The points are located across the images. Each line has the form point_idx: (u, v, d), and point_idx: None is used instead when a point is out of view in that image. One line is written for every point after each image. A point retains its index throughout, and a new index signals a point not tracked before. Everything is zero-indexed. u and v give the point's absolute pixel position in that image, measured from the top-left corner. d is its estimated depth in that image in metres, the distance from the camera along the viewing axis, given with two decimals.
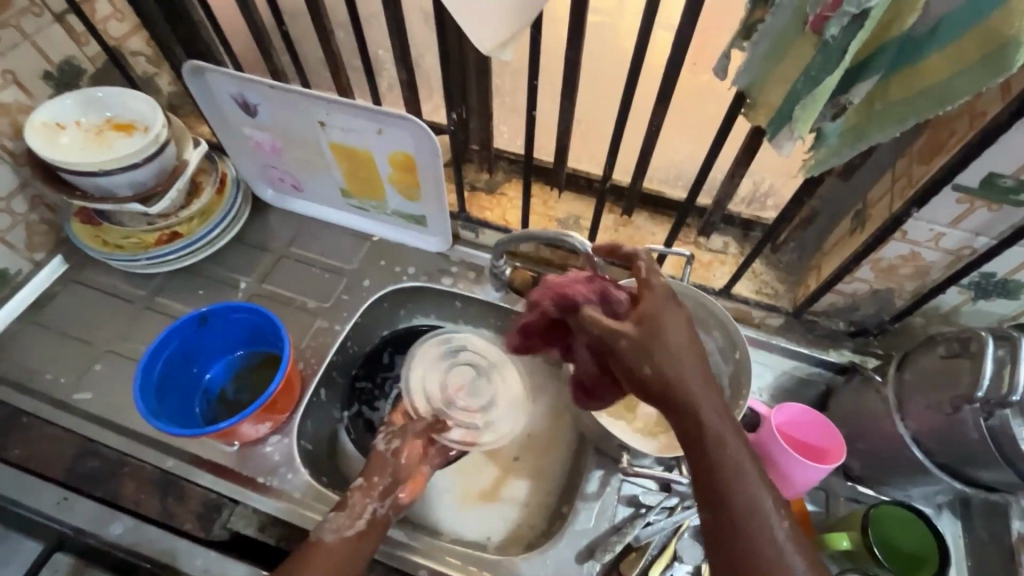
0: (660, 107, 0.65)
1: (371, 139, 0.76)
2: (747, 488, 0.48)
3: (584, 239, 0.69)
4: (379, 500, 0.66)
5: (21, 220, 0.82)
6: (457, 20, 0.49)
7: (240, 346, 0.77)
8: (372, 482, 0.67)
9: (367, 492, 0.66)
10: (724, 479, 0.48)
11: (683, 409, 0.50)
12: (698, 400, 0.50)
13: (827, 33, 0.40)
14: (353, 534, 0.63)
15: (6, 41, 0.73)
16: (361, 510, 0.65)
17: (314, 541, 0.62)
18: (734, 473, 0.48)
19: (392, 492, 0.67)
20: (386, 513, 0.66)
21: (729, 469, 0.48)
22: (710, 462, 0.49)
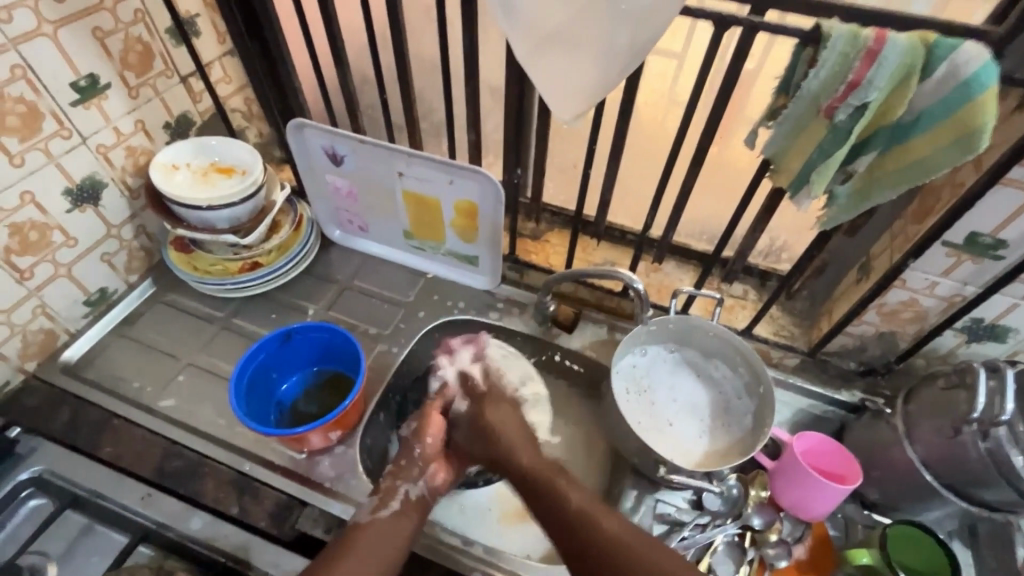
0: (693, 170, 0.78)
1: (441, 188, 0.89)
2: (605, 526, 0.66)
3: (633, 275, 0.79)
4: (410, 482, 0.73)
5: (126, 245, 0.93)
6: (544, 98, 0.62)
7: (314, 363, 0.86)
8: (401, 465, 0.75)
9: (399, 474, 0.74)
10: (584, 517, 0.67)
11: (539, 498, 0.70)
12: (555, 487, 0.69)
13: (836, 117, 0.53)
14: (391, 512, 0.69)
15: (144, 96, 0.87)
16: (393, 493, 0.71)
17: (355, 525, 0.68)
18: (584, 505, 0.68)
19: (426, 473, 0.74)
20: (423, 494, 0.73)
21: (586, 510, 0.67)
22: (554, 504, 0.68)
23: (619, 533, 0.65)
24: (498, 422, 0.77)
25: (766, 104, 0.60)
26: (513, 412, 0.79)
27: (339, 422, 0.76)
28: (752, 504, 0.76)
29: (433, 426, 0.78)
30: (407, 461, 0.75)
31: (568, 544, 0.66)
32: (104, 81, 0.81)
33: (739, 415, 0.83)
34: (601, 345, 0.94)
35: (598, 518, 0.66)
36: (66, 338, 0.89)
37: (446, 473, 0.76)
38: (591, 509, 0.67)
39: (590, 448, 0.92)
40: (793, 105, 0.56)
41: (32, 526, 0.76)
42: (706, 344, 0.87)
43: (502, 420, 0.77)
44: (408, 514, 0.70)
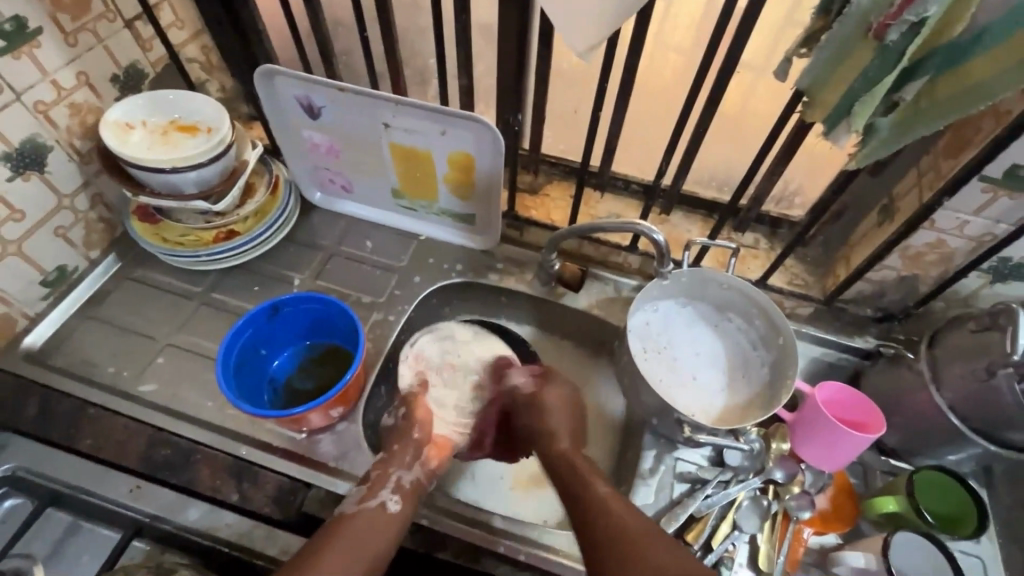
0: (710, 110, 0.72)
1: (433, 140, 0.81)
2: (623, 518, 0.59)
3: (651, 225, 0.74)
4: (404, 468, 0.69)
5: (82, 218, 0.83)
6: (555, 26, 0.55)
7: (306, 336, 0.80)
8: (395, 451, 0.70)
9: (392, 461, 0.69)
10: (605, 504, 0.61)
11: (568, 486, 0.66)
12: (586, 479, 0.65)
13: (888, 38, 0.47)
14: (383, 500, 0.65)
15: (84, 44, 0.76)
16: (384, 480, 0.67)
17: (338, 516, 0.63)
18: (609, 496, 0.62)
19: (419, 458, 0.70)
20: (419, 479, 0.69)
21: (603, 500, 0.62)
22: (580, 495, 0.63)
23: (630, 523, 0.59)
24: (553, 404, 0.74)
25: (803, 28, 0.53)
26: (572, 405, 0.75)
27: (341, 399, 0.71)
28: (773, 458, 0.74)
29: (421, 413, 0.73)
30: (398, 449, 0.70)
31: (582, 528, 0.61)
32: (33, 25, 0.69)
33: (756, 368, 0.80)
34: (609, 303, 0.89)
35: (617, 507, 0.61)
36: (25, 323, 0.80)
37: (441, 458, 0.72)
38: (612, 496, 0.62)
39: (602, 409, 0.90)
40: (837, 25, 0.49)
41: (12, 527, 0.70)
42: (721, 297, 0.83)
43: (552, 400, 0.74)
44: (389, 512, 0.64)
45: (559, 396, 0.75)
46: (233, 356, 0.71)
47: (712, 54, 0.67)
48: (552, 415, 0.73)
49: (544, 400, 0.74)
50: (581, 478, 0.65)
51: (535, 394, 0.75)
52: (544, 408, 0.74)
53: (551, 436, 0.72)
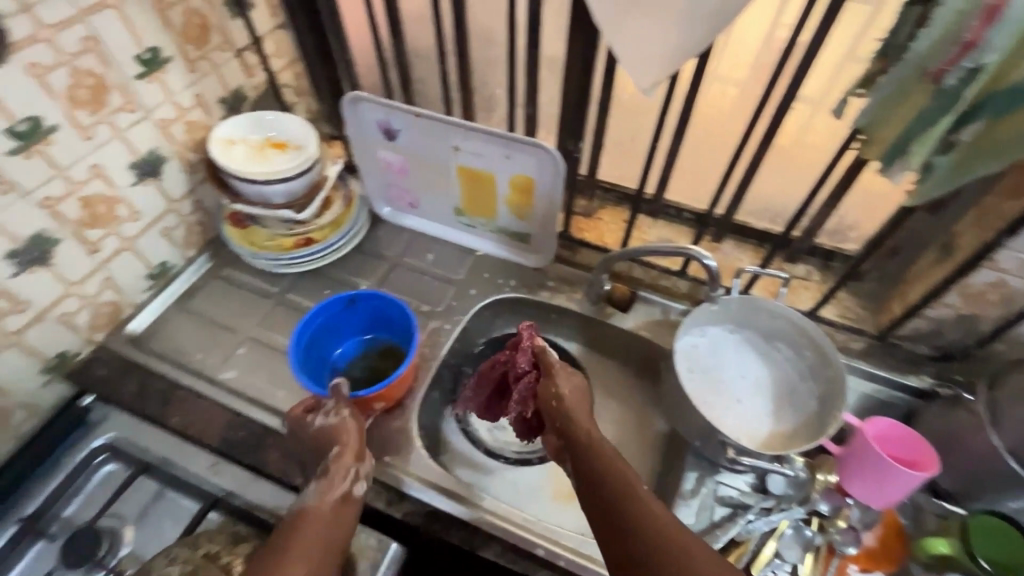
0: (765, 143, 0.75)
1: (498, 163, 0.87)
2: (648, 506, 0.60)
3: (703, 251, 0.77)
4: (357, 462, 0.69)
5: (185, 220, 0.94)
6: (622, 64, 0.59)
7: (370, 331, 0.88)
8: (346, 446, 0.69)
9: (344, 456, 0.69)
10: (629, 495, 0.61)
11: (591, 474, 0.65)
12: (612, 466, 0.65)
13: (945, 82, 0.49)
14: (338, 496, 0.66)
15: (202, 71, 0.87)
16: (343, 475, 0.68)
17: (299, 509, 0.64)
18: (634, 484, 0.62)
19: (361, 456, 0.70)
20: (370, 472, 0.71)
21: (624, 486, 0.62)
22: (608, 487, 0.63)
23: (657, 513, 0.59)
24: (573, 393, 0.75)
25: (860, 70, 0.56)
26: (586, 396, 0.75)
27: (396, 391, 0.77)
28: (819, 490, 0.74)
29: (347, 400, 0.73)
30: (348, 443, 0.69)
31: (608, 518, 0.61)
32: (165, 54, 0.81)
33: (803, 399, 0.81)
34: (656, 325, 0.92)
35: (645, 498, 0.61)
36: (130, 311, 0.91)
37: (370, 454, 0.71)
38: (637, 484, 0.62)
39: (644, 428, 0.92)
40: (894, 70, 0.52)
41: (107, 490, 0.78)
42: (770, 326, 0.84)
43: (569, 391, 0.75)
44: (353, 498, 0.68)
45: (572, 383, 0.76)
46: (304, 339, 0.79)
47: (769, 91, 0.71)
48: (579, 405, 0.73)
49: (568, 390, 0.74)
50: (610, 466, 0.65)
51: (551, 384, 0.75)
52: (561, 402, 0.73)
53: (570, 417, 0.72)
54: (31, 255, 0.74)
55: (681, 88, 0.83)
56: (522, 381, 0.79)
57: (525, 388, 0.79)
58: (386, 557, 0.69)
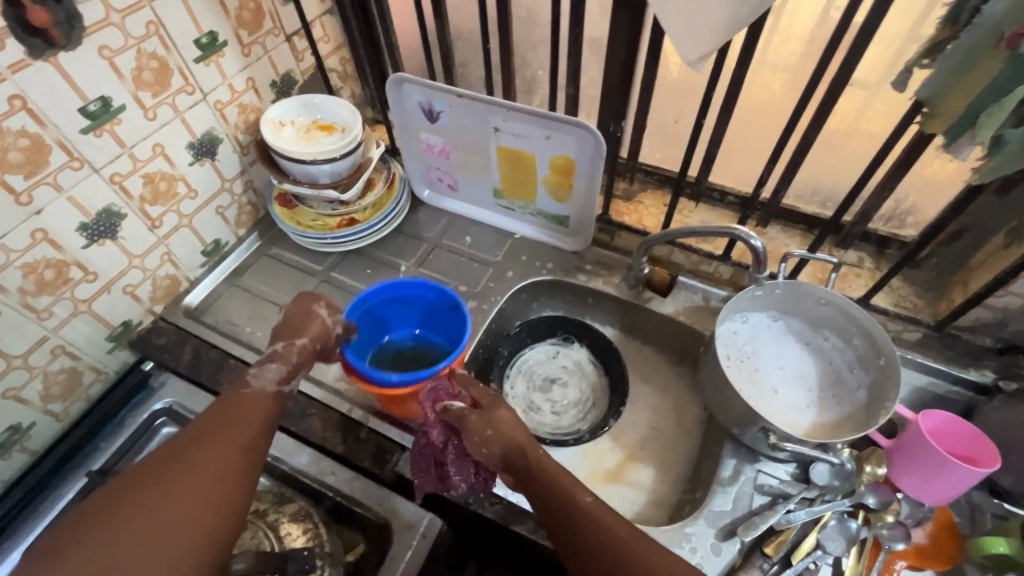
0: (817, 122, 0.72)
1: (538, 144, 0.87)
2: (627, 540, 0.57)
3: (750, 231, 0.74)
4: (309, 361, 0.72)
5: (237, 200, 0.99)
6: (670, 39, 0.58)
7: (418, 325, 0.90)
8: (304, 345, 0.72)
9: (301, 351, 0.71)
10: (571, 511, 0.59)
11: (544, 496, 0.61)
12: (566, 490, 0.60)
13: (1022, 47, 0.46)
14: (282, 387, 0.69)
15: (254, 54, 0.91)
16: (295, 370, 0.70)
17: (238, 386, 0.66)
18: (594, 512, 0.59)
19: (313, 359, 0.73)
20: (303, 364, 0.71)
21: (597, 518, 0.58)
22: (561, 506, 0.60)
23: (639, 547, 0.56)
24: (507, 425, 0.64)
25: (927, 39, 0.53)
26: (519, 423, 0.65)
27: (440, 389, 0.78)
28: (866, 483, 0.71)
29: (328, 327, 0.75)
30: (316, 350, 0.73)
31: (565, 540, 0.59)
32: (222, 38, 0.84)
33: (851, 389, 0.78)
34: (696, 311, 0.90)
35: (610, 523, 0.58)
36: (187, 285, 0.96)
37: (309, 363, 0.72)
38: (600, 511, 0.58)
39: (681, 414, 0.91)
40: (964, 36, 0.49)
41: None
42: (816, 313, 0.81)
43: (506, 427, 0.64)
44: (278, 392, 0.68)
45: (504, 415, 0.65)
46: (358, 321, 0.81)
47: (823, 65, 0.68)
48: (501, 435, 0.64)
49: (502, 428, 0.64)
50: (556, 491, 0.60)
51: (474, 435, 0.65)
52: (493, 437, 0.64)
53: (510, 439, 0.64)
54: (100, 228, 0.79)
55: (729, 66, 0.81)
56: (448, 448, 0.71)
57: (456, 452, 0.71)
58: (421, 526, 0.71)
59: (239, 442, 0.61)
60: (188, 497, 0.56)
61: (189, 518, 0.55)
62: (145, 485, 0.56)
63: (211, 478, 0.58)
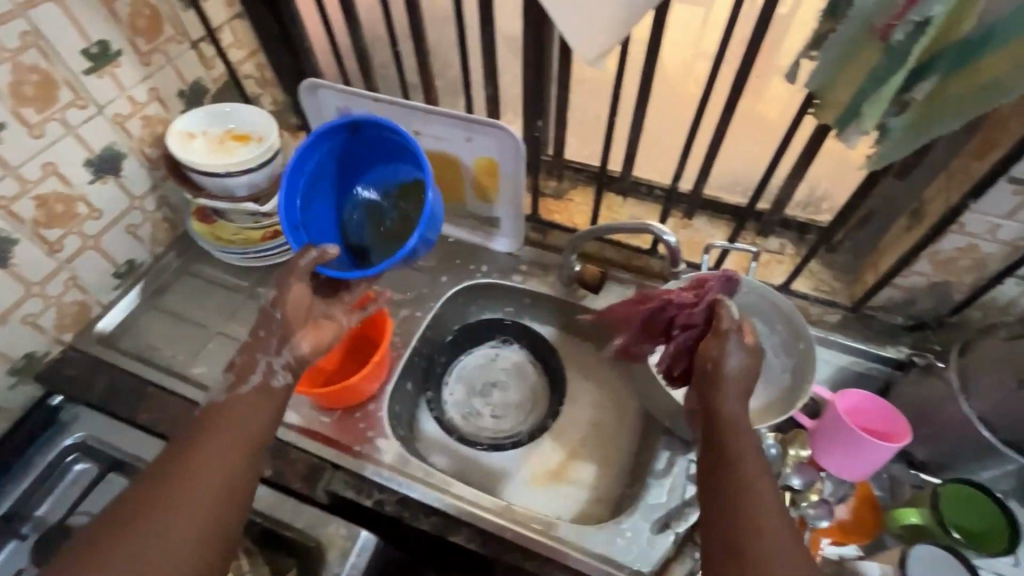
0: (727, 113, 0.73)
1: (460, 146, 0.85)
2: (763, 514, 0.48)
3: (663, 227, 0.75)
4: (274, 354, 0.65)
5: (150, 217, 0.93)
6: (563, 32, 0.57)
7: (367, 173, 0.83)
8: (262, 337, 0.67)
9: (260, 347, 0.66)
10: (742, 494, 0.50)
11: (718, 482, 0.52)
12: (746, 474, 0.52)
13: (894, 39, 0.48)
14: (249, 390, 0.63)
15: (156, 63, 0.86)
16: (253, 367, 0.64)
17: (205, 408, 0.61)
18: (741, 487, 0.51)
19: (287, 341, 0.67)
20: (291, 364, 0.66)
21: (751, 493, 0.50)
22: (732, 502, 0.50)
23: (768, 535, 0.47)
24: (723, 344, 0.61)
25: (811, 30, 0.54)
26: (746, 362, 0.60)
27: (367, 381, 0.79)
28: (791, 464, 0.72)
29: (295, 293, 0.69)
30: (267, 330, 0.67)
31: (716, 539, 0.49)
32: (115, 48, 0.79)
33: (778, 373, 0.79)
34: (629, 305, 0.91)
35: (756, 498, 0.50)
36: (99, 310, 0.91)
37: (314, 343, 0.69)
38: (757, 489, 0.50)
39: (621, 409, 0.91)
40: (842, 28, 0.50)
41: (78, 489, 0.78)
42: (741, 301, 0.81)
43: (728, 350, 0.60)
44: (271, 388, 0.63)
45: (724, 348, 0.60)
46: (306, 170, 0.77)
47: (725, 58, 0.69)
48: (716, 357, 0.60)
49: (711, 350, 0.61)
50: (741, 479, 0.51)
51: (712, 345, 0.61)
52: (717, 365, 0.59)
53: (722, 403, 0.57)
54: None
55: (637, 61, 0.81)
56: (688, 331, 0.71)
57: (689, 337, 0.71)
58: (355, 545, 0.69)
59: (231, 458, 0.56)
60: (175, 533, 0.50)
61: (183, 550, 0.50)
62: (132, 515, 0.51)
63: (202, 505, 0.52)
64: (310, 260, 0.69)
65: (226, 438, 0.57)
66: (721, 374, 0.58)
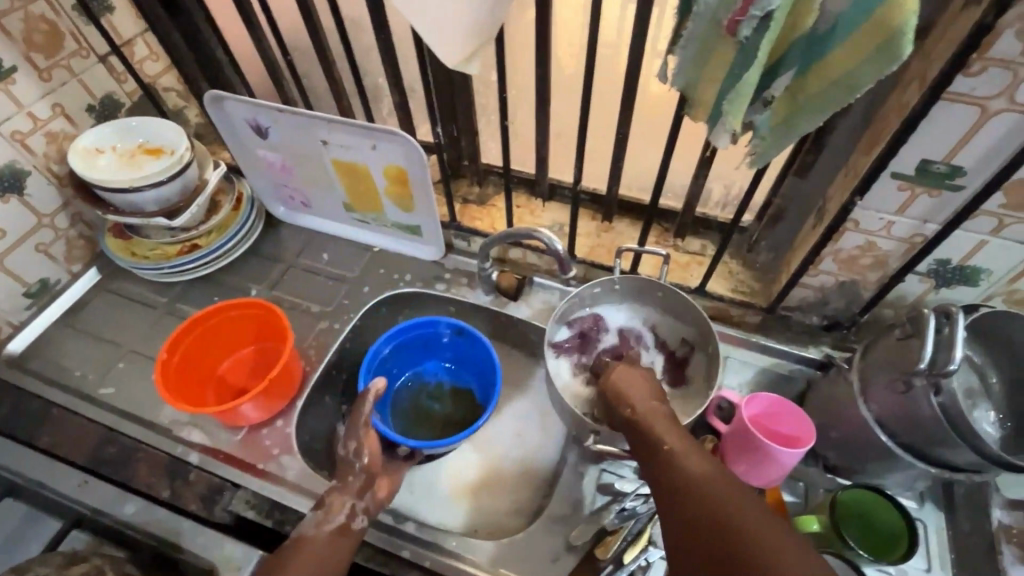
0: (624, 115, 0.71)
1: (368, 154, 0.84)
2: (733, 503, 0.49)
3: (553, 235, 0.75)
4: (356, 497, 0.69)
5: (62, 235, 0.92)
6: (422, 37, 0.55)
7: (451, 360, 0.91)
8: (348, 482, 0.70)
9: (344, 490, 0.69)
10: (691, 490, 0.51)
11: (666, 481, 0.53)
12: (678, 465, 0.54)
13: (740, 35, 0.46)
14: (334, 529, 0.66)
15: (58, 79, 0.85)
16: (339, 507, 0.67)
17: (297, 537, 0.64)
18: (689, 485, 0.52)
19: (369, 487, 0.70)
20: (369, 506, 0.69)
21: (707, 490, 0.50)
22: (697, 502, 0.50)
23: (742, 516, 0.47)
24: (625, 382, 0.65)
25: (671, 28, 0.52)
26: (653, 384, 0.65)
27: (271, 397, 0.77)
28: None
29: (369, 442, 0.71)
30: (368, 475, 0.71)
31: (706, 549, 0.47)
32: (8, 64, 0.78)
33: (690, 375, 0.76)
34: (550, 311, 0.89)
35: (699, 483, 0.51)
36: (10, 331, 0.89)
37: (387, 490, 0.72)
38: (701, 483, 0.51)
39: (544, 417, 0.89)
40: (692, 25, 0.49)
41: None
42: (653, 304, 0.79)
43: (623, 381, 0.65)
44: (352, 531, 0.67)
45: (630, 373, 0.66)
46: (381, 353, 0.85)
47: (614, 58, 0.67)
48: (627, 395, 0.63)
49: (616, 383, 0.65)
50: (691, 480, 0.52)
51: (616, 381, 0.65)
52: (619, 396, 0.63)
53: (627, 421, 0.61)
54: None
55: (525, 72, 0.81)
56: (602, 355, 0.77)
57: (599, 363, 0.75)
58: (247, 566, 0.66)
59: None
60: None
61: None
62: None
63: None
64: (370, 406, 0.73)
65: (318, 562, 0.62)
66: (635, 415, 0.60)
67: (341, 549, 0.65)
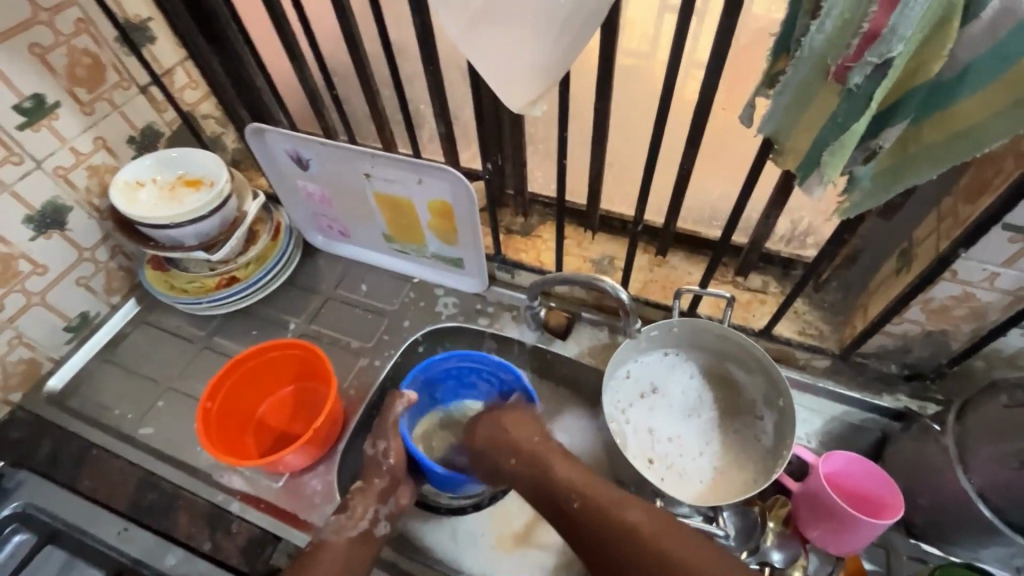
0: (690, 152, 0.67)
1: (412, 189, 0.81)
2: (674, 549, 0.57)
3: (617, 284, 0.72)
4: (379, 502, 0.72)
5: (102, 267, 0.90)
6: (487, 80, 0.51)
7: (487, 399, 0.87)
8: (370, 485, 0.72)
9: (366, 495, 0.71)
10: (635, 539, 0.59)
11: (606, 537, 0.60)
12: (609, 518, 0.61)
13: (850, 82, 0.41)
14: (355, 535, 0.69)
15: (99, 112, 0.83)
16: (362, 512, 0.70)
17: (318, 541, 0.68)
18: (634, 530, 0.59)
19: (393, 492, 0.73)
20: (391, 512, 0.72)
21: (643, 536, 0.59)
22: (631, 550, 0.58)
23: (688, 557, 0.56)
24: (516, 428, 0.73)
25: (763, 69, 0.48)
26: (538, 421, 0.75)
27: (314, 444, 0.74)
28: (772, 537, 0.67)
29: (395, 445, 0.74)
30: (393, 481, 0.73)
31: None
32: (52, 100, 0.77)
33: (759, 429, 0.73)
34: (601, 351, 0.85)
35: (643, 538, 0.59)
36: (50, 366, 0.88)
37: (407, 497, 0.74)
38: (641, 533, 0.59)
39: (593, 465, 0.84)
40: (793, 68, 0.43)
41: (14, 562, 0.75)
42: (717, 348, 0.76)
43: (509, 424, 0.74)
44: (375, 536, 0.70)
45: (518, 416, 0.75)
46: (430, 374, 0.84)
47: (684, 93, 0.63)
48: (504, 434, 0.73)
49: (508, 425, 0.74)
50: (627, 533, 0.59)
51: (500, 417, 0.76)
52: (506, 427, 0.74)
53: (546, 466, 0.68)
54: None
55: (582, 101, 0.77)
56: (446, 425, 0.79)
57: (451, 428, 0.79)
58: None
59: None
60: None
61: None
62: None
63: None
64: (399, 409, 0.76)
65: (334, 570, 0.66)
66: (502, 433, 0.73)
67: (356, 557, 0.68)
